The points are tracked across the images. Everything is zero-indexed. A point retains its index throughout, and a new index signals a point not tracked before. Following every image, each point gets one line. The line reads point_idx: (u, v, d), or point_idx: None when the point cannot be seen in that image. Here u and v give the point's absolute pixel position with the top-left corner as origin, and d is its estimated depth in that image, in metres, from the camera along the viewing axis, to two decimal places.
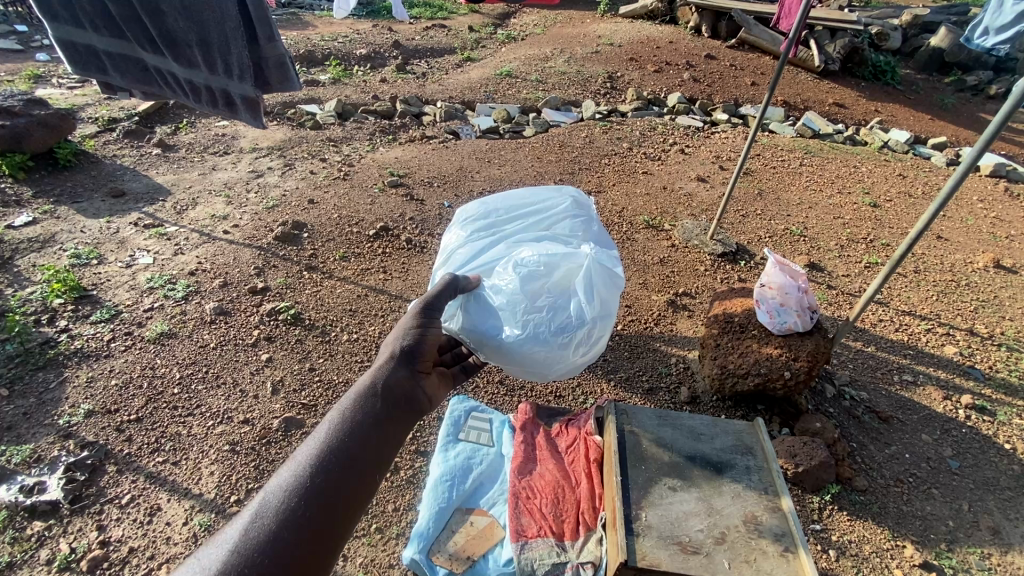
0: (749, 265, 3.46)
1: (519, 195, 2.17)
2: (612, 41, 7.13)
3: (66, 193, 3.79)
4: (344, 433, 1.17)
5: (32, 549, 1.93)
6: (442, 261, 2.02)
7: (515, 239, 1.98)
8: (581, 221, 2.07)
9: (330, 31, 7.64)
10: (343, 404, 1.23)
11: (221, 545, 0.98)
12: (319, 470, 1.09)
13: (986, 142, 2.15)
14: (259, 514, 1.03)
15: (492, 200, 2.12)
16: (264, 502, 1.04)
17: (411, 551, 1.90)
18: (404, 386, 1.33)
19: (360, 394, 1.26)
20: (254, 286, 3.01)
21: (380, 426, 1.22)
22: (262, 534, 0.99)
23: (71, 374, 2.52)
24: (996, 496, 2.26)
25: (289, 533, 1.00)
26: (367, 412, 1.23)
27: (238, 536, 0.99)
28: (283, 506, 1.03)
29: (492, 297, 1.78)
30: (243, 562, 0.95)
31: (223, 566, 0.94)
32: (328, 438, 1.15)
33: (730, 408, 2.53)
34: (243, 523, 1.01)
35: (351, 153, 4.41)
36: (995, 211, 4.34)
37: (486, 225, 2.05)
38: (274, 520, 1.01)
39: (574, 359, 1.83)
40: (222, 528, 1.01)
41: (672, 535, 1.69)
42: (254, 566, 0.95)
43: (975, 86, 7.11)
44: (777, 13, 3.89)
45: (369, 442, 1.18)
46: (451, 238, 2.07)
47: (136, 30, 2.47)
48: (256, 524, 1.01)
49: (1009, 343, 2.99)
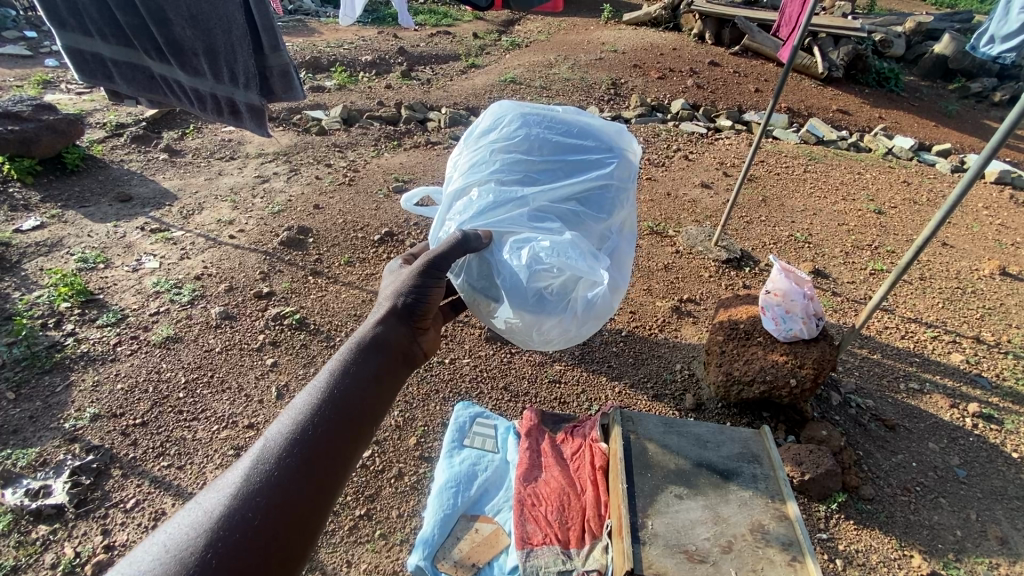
0: (753, 271, 3.45)
1: (570, 138, 1.90)
2: (616, 47, 7.17)
3: (74, 198, 3.81)
4: (343, 382, 1.17)
5: (37, 553, 1.93)
6: (459, 186, 1.82)
7: (543, 204, 1.80)
8: (615, 208, 1.91)
9: (336, 37, 7.70)
10: (341, 355, 1.23)
11: (222, 489, 0.98)
12: (317, 418, 1.09)
13: (993, 149, 2.13)
14: (260, 459, 1.03)
15: (539, 138, 1.87)
16: (265, 447, 1.04)
17: (415, 558, 1.88)
18: (401, 341, 1.33)
19: (358, 345, 1.26)
20: (260, 290, 3.02)
21: (378, 375, 1.23)
22: (264, 478, 0.99)
23: (77, 378, 2.53)
24: (1005, 505, 2.24)
25: (289, 475, 1.01)
26: (366, 363, 1.23)
27: (239, 479, 0.99)
28: (284, 452, 1.03)
29: (494, 265, 1.72)
30: (246, 503, 0.96)
31: (227, 508, 0.95)
32: (326, 389, 1.15)
33: (736, 415, 2.52)
34: (244, 467, 1.01)
35: (356, 159, 4.43)
36: (1000, 218, 4.33)
37: (520, 167, 1.83)
38: (276, 464, 1.02)
39: (550, 344, 1.92)
40: (223, 472, 1.02)
41: (678, 543, 1.67)
42: (256, 507, 0.96)
43: (978, 93, 7.12)
44: (778, 20, 3.92)
45: (366, 392, 1.18)
46: (478, 161, 1.83)
47: (144, 40, 2.50)
48: (258, 469, 1.01)
49: (1016, 351, 2.98)
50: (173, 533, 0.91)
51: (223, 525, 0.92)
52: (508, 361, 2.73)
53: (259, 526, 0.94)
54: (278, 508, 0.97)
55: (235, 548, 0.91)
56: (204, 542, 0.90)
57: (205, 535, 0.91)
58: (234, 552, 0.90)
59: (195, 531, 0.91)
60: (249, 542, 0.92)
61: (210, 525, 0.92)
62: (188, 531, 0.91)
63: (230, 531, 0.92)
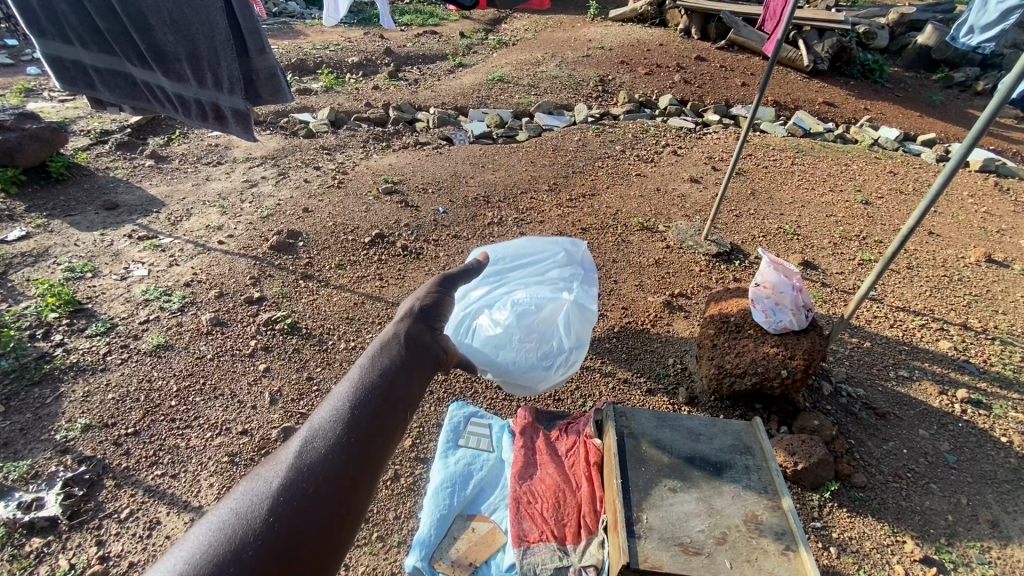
0: (743, 264, 3.48)
1: (525, 249, 2.36)
2: (602, 44, 7.16)
3: (59, 207, 3.77)
4: (385, 366, 1.08)
5: (31, 566, 1.92)
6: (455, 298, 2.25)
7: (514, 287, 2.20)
8: (570, 272, 2.26)
9: (322, 39, 7.67)
10: (374, 348, 1.14)
11: (276, 465, 0.89)
12: (361, 397, 1.00)
13: (975, 138, 2.14)
14: (309, 439, 0.94)
15: (502, 253, 2.35)
16: (313, 427, 0.95)
17: (413, 559, 1.88)
18: (428, 335, 1.24)
19: (387, 340, 1.17)
20: (250, 295, 3.01)
21: (415, 365, 1.14)
22: (314, 455, 0.90)
23: (67, 389, 2.51)
24: (994, 489, 2.27)
25: (342, 449, 0.92)
26: (400, 353, 1.14)
27: (292, 455, 0.90)
28: (332, 430, 0.94)
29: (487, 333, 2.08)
30: (301, 475, 0.87)
31: (282, 483, 0.85)
32: (367, 372, 1.06)
33: (728, 408, 2.54)
34: (293, 449, 0.92)
35: (344, 161, 4.42)
36: (985, 206, 4.38)
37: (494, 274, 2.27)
38: (324, 441, 0.92)
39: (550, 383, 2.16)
40: (273, 455, 0.93)
41: (674, 536, 1.69)
42: (312, 480, 0.87)
43: (962, 82, 7.21)
44: (761, 15, 3.91)
45: (408, 377, 1.09)
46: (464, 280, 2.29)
47: (126, 46, 2.47)
48: (308, 448, 0.91)
49: (1003, 336, 3.02)
50: (231, 502, 0.83)
51: (279, 495, 0.83)
52: None
53: (320, 497, 0.85)
54: (336, 481, 0.87)
55: (294, 516, 0.81)
56: (265, 511, 0.81)
57: (263, 505, 0.82)
58: (294, 520, 0.81)
59: (254, 502, 0.82)
60: (304, 512, 0.82)
61: (268, 494, 0.83)
62: (247, 503, 0.82)
63: (289, 499, 0.83)
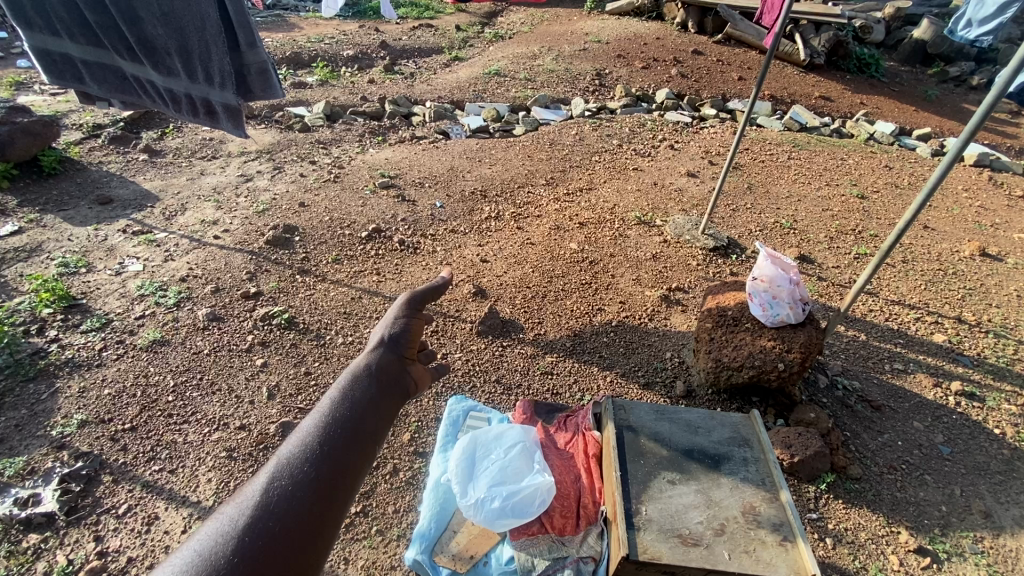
0: (741, 258, 3.49)
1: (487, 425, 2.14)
2: (599, 38, 7.13)
3: (52, 201, 3.74)
4: (354, 398, 1.06)
5: (29, 562, 1.91)
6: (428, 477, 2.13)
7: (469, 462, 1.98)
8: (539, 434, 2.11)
9: (317, 32, 7.60)
10: (342, 380, 1.11)
11: (240, 502, 0.88)
12: (328, 433, 0.99)
13: (972, 132, 2.14)
14: (274, 475, 0.92)
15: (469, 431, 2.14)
16: (279, 462, 0.94)
17: (413, 552, 1.89)
18: (397, 364, 1.19)
19: (356, 372, 1.13)
20: (246, 290, 2.99)
21: (384, 394, 1.11)
22: (280, 492, 0.89)
23: (62, 384, 2.49)
24: (988, 480, 2.29)
25: (307, 485, 0.90)
26: (369, 383, 1.11)
27: (257, 493, 0.89)
28: (297, 467, 0.93)
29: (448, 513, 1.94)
30: (266, 514, 0.85)
31: (246, 522, 0.84)
32: (333, 407, 1.04)
33: (725, 401, 2.55)
34: (258, 487, 0.90)
35: (340, 155, 4.40)
36: (980, 200, 4.40)
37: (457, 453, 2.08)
38: (290, 480, 0.91)
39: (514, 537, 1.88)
40: (237, 492, 0.91)
41: (672, 528, 1.70)
42: (276, 519, 0.85)
43: (957, 77, 7.23)
44: (760, 8, 3.85)
45: (377, 408, 1.07)
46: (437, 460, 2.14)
47: (114, 39, 2.44)
48: (274, 485, 0.90)
49: (996, 330, 3.04)
50: (196, 543, 0.82)
51: (243, 535, 0.82)
52: (499, 355, 2.74)
53: (284, 533, 0.84)
54: (299, 520, 0.86)
55: (258, 558, 0.80)
56: (229, 550, 0.80)
57: (226, 546, 0.81)
58: (257, 562, 0.80)
59: (219, 540, 0.81)
60: (268, 554, 0.81)
61: (233, 533, 0.82)
62: (213, 541, 0.81)
63: (253, 538, 0.82)
